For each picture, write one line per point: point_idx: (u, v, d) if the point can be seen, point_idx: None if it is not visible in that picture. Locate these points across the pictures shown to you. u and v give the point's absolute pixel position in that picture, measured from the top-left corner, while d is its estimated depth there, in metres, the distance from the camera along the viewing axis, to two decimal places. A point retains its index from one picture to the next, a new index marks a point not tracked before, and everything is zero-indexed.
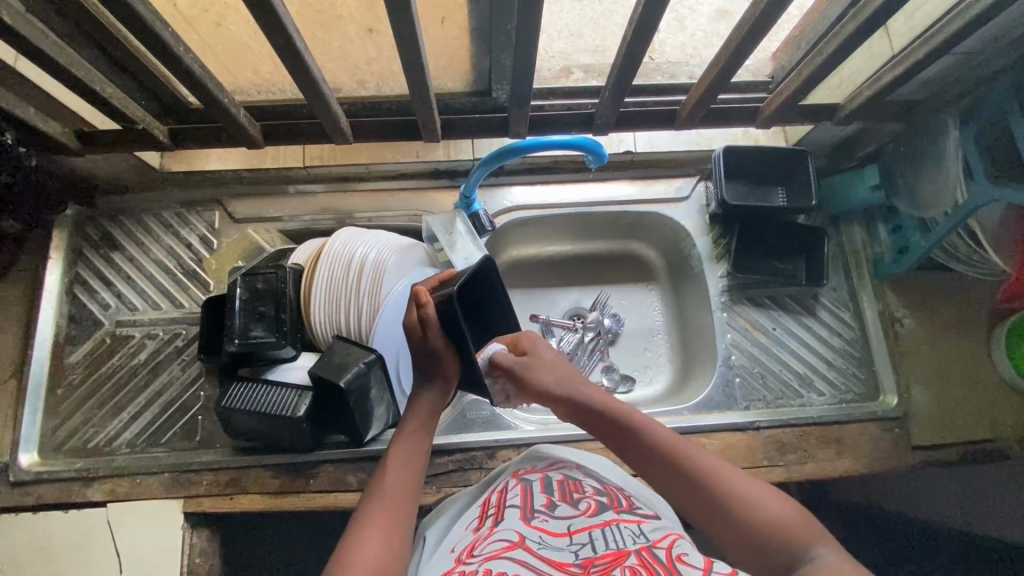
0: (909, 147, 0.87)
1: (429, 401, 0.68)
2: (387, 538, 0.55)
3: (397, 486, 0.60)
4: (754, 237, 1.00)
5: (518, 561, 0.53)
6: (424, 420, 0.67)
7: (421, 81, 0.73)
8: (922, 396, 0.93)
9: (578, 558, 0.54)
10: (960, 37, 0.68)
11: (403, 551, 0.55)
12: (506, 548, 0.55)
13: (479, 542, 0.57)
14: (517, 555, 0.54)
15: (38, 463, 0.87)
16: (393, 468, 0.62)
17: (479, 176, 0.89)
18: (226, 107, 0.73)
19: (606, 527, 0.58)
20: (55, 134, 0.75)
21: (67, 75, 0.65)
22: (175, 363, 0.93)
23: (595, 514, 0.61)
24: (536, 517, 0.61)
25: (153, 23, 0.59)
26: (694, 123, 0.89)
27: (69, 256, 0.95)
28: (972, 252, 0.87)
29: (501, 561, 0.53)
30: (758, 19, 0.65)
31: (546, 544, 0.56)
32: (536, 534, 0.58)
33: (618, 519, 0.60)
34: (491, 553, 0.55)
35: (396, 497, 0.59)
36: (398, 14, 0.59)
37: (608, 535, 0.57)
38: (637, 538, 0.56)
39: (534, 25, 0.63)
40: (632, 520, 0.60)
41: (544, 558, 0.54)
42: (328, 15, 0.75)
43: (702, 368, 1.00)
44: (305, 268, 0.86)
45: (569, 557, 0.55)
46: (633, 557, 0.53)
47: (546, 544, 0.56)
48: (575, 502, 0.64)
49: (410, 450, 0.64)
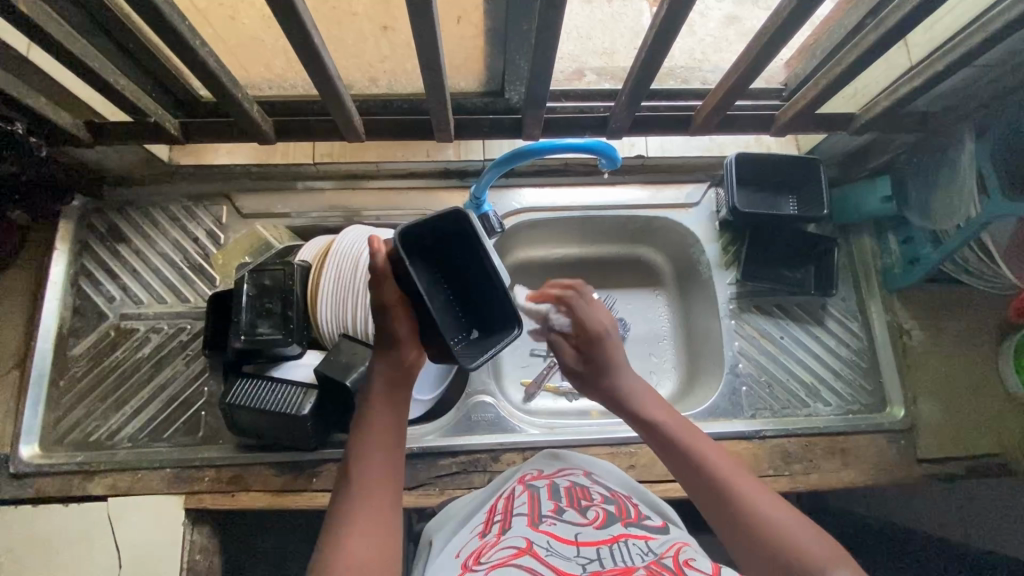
0: (923, 158, 0.86)
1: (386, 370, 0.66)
2: (370, 529, 0.56)
3: (375, 463, 0.60)
4: (764, 245, 0.99)
5: (528, 569, 0.53)
6: (385, 388, 0.65)
7: (437, 81, 0.72)
8: (929, 408, 0.93)
9: (586, 571, 0.53)
10: (981, 50, 0.67)
11: (387, 536, 0.56)
12: (514, 556, 0.55)
13: (487, 549, 0.57)
14: (525, 563, 0.54)
15: (39, 455, 0.86)
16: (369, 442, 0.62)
17: (491, 177, 0.88)
18: (238, 102, 0.72)
19: (614, 544, 0.57)
20: (65, 126, 0.75)
21: (81, 67, 0.65)
22: (180, 358, 0.92)
23: (603, 526, 0.60)
24: (545, 522, 0.61)
25: (170, 16, 0.58)
26: (708, 129, 0.89)
27: (74, 247, 0.94)
28: (982, 266, 0.87)
29: (508, 568, 0.53)
30: (779, 28, 0.64)
31: (555, 551, 0.56)
32: (544, 541, 0.58)
33: (626, 534, 0.60)
34: (498, 561, 0.54)
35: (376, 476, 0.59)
36: (417, 13, 0.59)
37: (616, 553, 0.55)
38: (645, 554, 0.56)
39: (554, 28, 0.63)
40: (640, 536, 0.60)
41: (551, 565, 0.54)
42: (345, 12, 0.75)
43: (708, 376, 0.99)
44: (312, 266, 0.86)
45: (576, 568, 0.53)
46: (641, 571, 0.52)
47: (553, 551, 0.56)
48: (583, 511, 0.64)
49: (385, 423, 0.63)
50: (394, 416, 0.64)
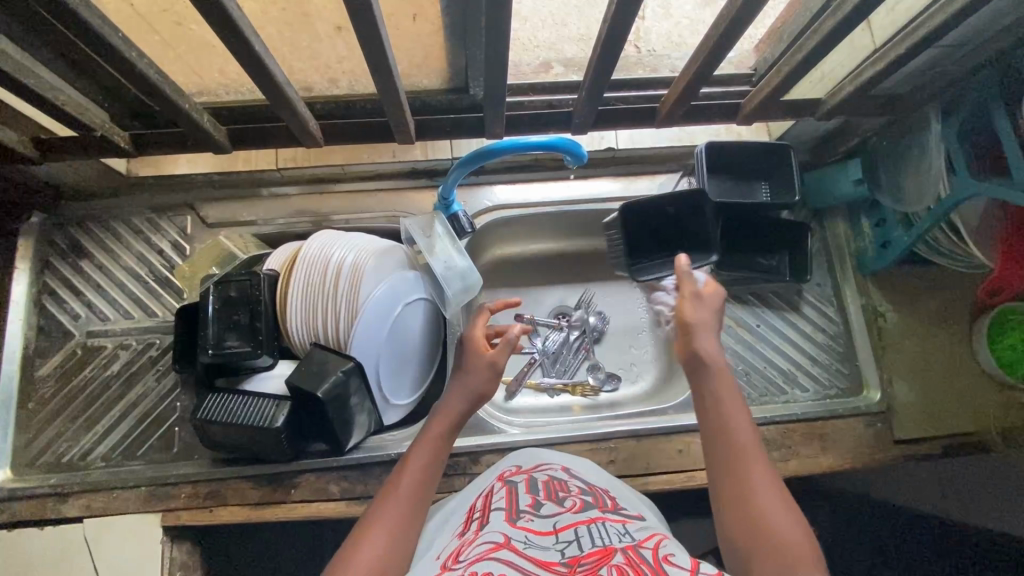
0: (891, 141, 0.85)
1: (450, 410, 0.75)
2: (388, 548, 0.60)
3: (416, 475, 0.68)
4: (737, 231, 0.99)
5: (505, 563, 0.54)
6: (445, 429, 0.73)
7: (390, 82, 0.70)
8: (903, 389, 0.93)
9: (565, 557, 0.55)
10: (942, 31, 0.66)
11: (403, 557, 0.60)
12: (492, 551, 0.56)
13: (465, 547, 0.57)
14: (503, 556, 0.55)
15: (11, 479, 0.85)
16: (414, 462, 0.69)
17: (457, 176, 0.86)
18: (186, 112, 0.70)
19: (592, 524, 0.60)
20: (10, 143, 0.72)
21: (16, 84, 0.62)
22: (150, 374, 0.90)
23: (581, 512, 0.63)
24: (522, 518, 0.62)
25: (100, 29, 0.56)
26: (674, 121, 0.88)
27: (36, 265, 0.92)
28: (953, 246, 0.87)
29: (486, 563, 0.54)
30: (736, 16, 0.63)
31: (533, 543, 0.57)
32: (521, 536, 0.59)
33: (603, 517, 0.62)
34: (476, 557, 0.55)
35: (410, 499, 0.65)
36: (360, 16, 0.57)
37: (593, 532, 0.58)
38: (622, 537, 0.58)
39: (503, 25, 0.61)
40: (617, 520, 0.62)
41: (530, 558, 0.55)
42: (293, 13, 0.71)
43: (686, 366, 0.99)
44: (280, 274, 0.85)
45: (555, 555, 0.55)
46: (619, 555, 0.54)
47: (531, 544, 0.57)
48: (560, 501, 0.66)
49: (425, 459, 0.70)
50: (437, 451, 0.71)
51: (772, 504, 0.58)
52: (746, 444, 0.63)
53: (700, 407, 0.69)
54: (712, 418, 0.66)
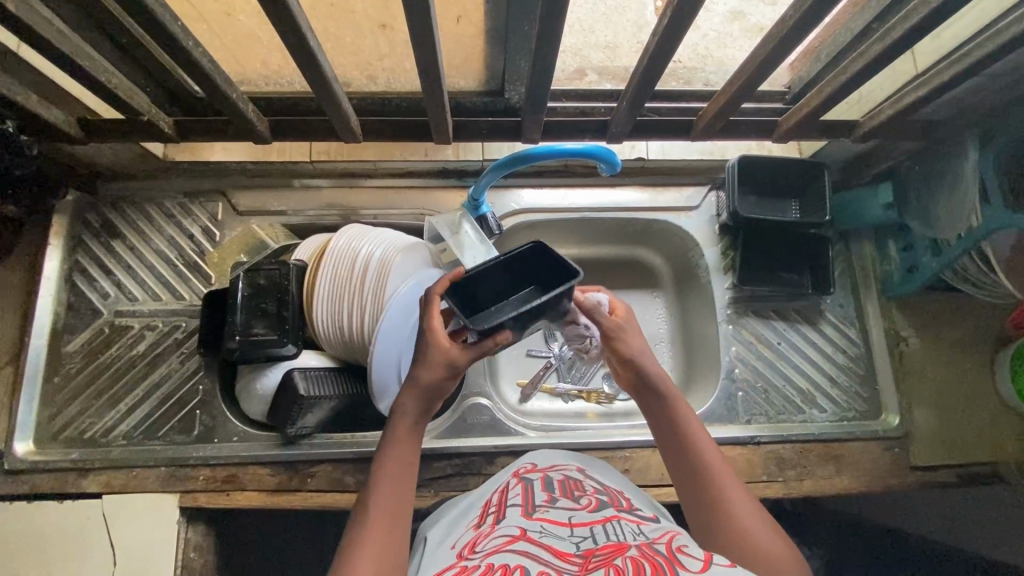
0: (925, 167, 0.84)
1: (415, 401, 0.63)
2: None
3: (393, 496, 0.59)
4: (762, 193, 0.96)
5: (522, 552, 0.54)
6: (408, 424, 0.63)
7: (435, 82, 0.71)
8: (923, 416, 0.93)
9: (580, 549, 0.54)
10: (988, 62, 0.66)
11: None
12: (508, 543, 0.56)
13: (482, 539, 0.58)
14: (519, 547, 0.55)
15: (34, 451, 0.86)
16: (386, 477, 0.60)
17: (489, 179, 0.85)
18: (232, 103, 0.72)
19: (607, 524, 0.60)
20: (59, 123, 0.73)
21: (71, 65, 0.64)
22: (175, 355, 0.91)
23: (596, 511, 0.63)
24: (538, 511, 0.62)
25: (161, 18, 0.57)
26: (709, 135, 0.88)
27: (70, 242, 0.93)
28: (982, 275, 0.86)
29: (503, 554, 0.54)
30: (785, 38, 0.63)
31: (548, 533, 0.58)
32: (537, 526, 0.59)
33: (618, 517, 0.62)
34: (493, 548, 0.55)
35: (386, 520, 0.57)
36: (415, 18, 0.58)
37: (609, 530, 0.58)
38: (637, 535, 0.58)
39: (554, 35, 0.61)
40: (632, 520, 0.62)
41: (546, 547, 0.55)
42: (341, 9, 0.73)
43: (705, 379, 0.99)
44: (308, 266, 0.86)
45: (570, 547, 0.55)
46: (634, 549, 0.53)
47: (547, 533, 0.57)
48: (575, 498, 0.66)
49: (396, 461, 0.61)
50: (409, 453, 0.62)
51: (747, 514, 0.58)
52: (712, 459, 0.62)
53: (655, 432, 0.67)
54: (674, 447, 0.64)
